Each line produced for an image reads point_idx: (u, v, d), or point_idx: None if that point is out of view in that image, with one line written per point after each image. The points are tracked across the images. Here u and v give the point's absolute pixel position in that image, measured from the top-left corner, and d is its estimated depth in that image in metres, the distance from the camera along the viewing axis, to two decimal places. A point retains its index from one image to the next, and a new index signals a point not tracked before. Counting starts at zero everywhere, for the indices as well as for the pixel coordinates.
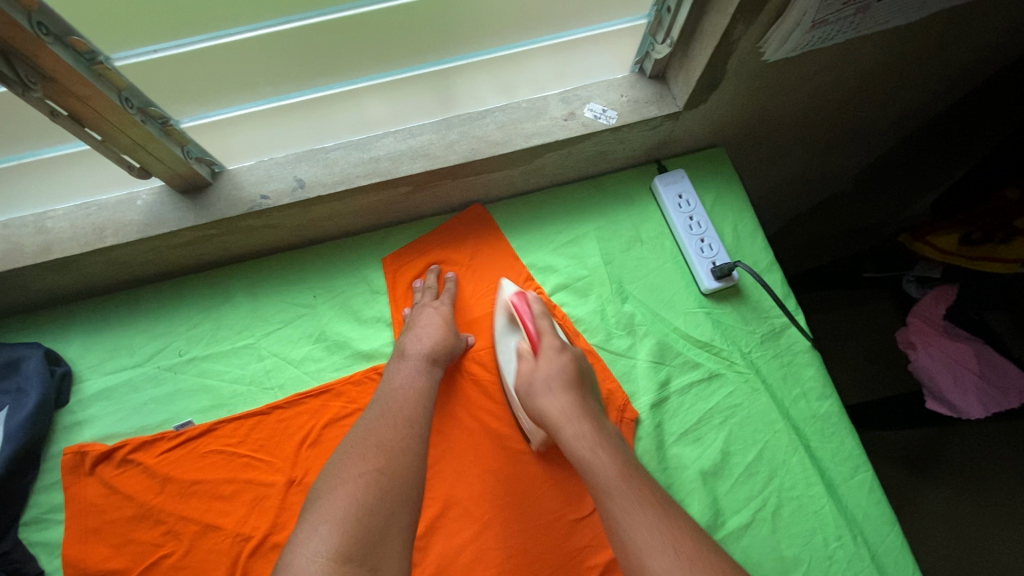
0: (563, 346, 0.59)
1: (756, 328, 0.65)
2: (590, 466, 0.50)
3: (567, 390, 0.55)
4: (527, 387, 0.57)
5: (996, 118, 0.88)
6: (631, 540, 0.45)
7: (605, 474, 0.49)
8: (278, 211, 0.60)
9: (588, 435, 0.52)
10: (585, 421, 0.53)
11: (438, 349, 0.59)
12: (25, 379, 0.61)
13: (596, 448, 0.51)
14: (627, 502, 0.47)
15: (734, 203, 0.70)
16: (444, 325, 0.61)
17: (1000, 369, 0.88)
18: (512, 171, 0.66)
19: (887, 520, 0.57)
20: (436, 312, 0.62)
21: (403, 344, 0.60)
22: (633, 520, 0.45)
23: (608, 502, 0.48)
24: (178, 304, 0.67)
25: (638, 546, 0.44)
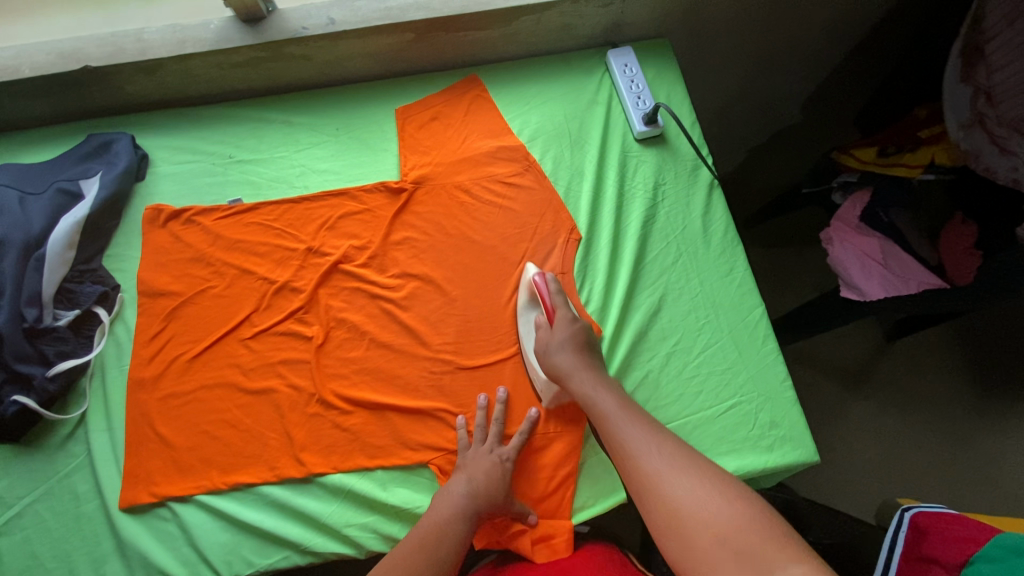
0: (575, 316, 0.70)
1: (674, 165, 0.84)
2: (598, 400, 0.65)
3: (576, 351, 0.68)
4: (545, 347, 0.70)
5: (904, 42, 1.08)
6: (628, 443, 0.60)
7: (608, 408, 0.64)
8: (313, 40, 0.80)
9: (592, 377, 0.66)
10: (591, 369, 0.67)
11: (483, 499, 0.64)
12: (116, 153, 0.81)
13: (599, 388, 0.66)
14: (629, 423, 0.62)
15: (671, 77, 0.89)
16: (498, 481, 0.65)
17: (901, 260, 1.01)
18: (494, 33, 0.85)
19: (754, 298, 0.77)
20: (495, 466, 0.66)
21: (450, 493, 0.64)
22: (633, 439, 0.60)
23: (614, 426, 0.62)
24: (228, 119, 0.86)
25: (633, 450, 0.59)
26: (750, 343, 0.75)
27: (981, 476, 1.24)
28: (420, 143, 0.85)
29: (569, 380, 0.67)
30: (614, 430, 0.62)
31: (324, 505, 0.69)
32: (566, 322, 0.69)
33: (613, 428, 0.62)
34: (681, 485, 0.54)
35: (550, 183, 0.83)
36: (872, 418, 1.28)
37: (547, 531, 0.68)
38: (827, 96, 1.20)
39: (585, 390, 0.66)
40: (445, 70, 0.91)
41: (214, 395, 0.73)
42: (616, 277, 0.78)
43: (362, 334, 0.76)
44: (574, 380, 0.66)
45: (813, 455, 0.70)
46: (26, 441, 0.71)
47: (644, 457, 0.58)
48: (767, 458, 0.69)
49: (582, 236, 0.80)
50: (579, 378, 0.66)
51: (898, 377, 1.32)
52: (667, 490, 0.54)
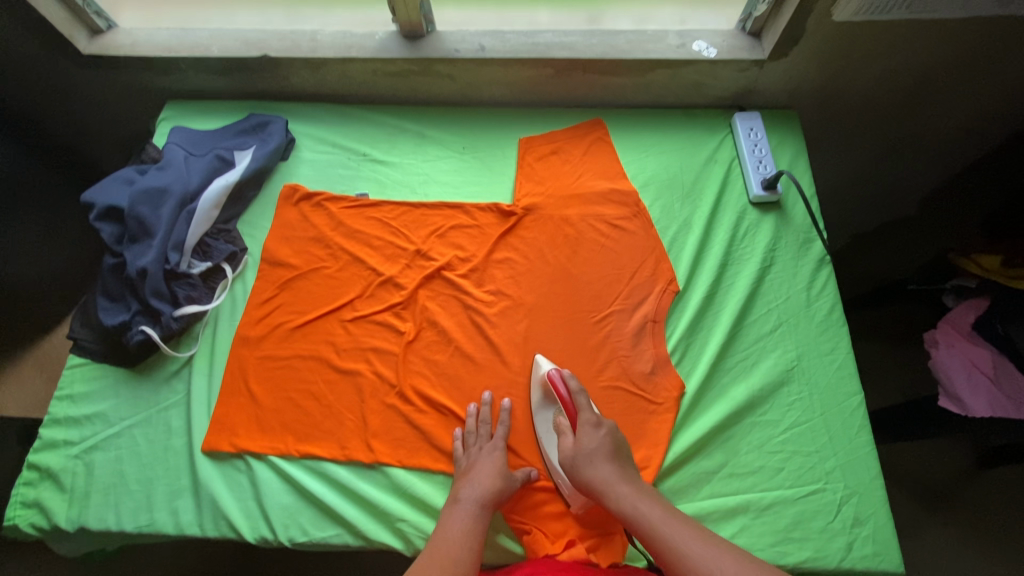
0: (599, 422, 0.67)
1: (788, 234, 0.83)
2: (640, 512, 0.59)
3: (609, 461, 0.64)
4: (572, 457, 0.65)
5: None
6: (667, 537, 0.56)
7: (630, 498, 0.60)
8: (462, 61, 0.87)
9: (628, 486, 0.62)
10: (627, 483, 0.62)
11: (488, 497, 0.64)
12: (270, 133, 0.90)
13: (625, 484, 0.62)
14: (655, 511, 0.58)
15: (795, 148, 0.88)
16: (497, 466, 0.67)
17: (1013, 378, 0.93)
18: (627, 81, 0.89)
19: (853, 387, 0.73)
20: (490, 464, 0.67)
21: (459, 486, 0.66)
22: (669, 526, 0.57)
23: (664, 538, 0.56)
24: (369, 121, 0.94)
25: (668, 539, 0.55)
26: (841, 431, 0.71)
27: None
28: (537, 173, 0.89)
29: (608, 496, 0.61)
30: (666, 543, 0.55)
31: (384, 494, 0.70)
32: (589, 432, 0.66)
33: (636, 523, 0.58)
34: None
35: (656, 231, 0.84)
36: (951, 549, 1.16)
37: (596, 541, 0.67)
38: (955, 192, 1.13)
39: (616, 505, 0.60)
40: (572, 108, 0.95)
41: (305, 366, 0.77)
42: (708, 334, 0.78)
43: (450, 339, 0.78)
44: (612, 491, 0.61)
45: (896, 568, 0.64)
46: (139, 369, 0.78)
47: (672, 541, 0.55)
48: (846, 556, 0.64)
49: (681, 286, 0.80)
50: (614, 493, 0.61)
51: (990, 512, 1.19)
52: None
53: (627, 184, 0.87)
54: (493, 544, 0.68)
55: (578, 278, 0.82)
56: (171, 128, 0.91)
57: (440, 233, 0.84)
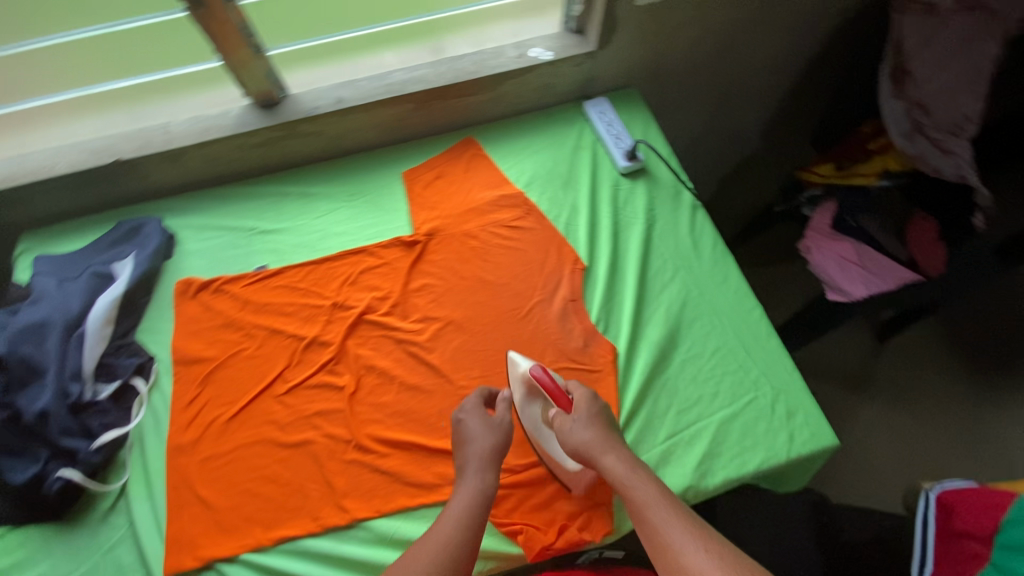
0: (593, 396, 0.70)
1: (660, 192, 0.93)
2: (634, 487, 0.60)
3: (603, 429, 0.66)
4: (568, 427, 0.67)
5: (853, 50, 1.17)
6: (667, 536, 0.55)
7: (638, 485, 0.60)
8: (325, 117, 0.89)
9: (624, 457, 0.63)
10: (618, 448, 0.64)
11: (496, 465, 0.66)
12: (147, 235, 0.87)
13: (629, 464, 0.62)
14: (661, 505, 0.58)
15: (644, 118, 0.99)
16: (504, 433, 0.68)
17: (874, 259, 1.11)
18: (484, 96, 0.96)
19: (751, 303, 0.83)
20: (494, 429, 0.68)
21: (459, 456, 0.67)
22: (671, 524, 0.56)
23: (653, 509, 0.58)
24: (248, 197, 0.93)
25: (668, 539, 0.55)
26: (754, 342, 0.80)
27: (994, 459, 1.33)
28: (428, 200, 0.93)
29: (597, 459, 0.63)
30: (664, 546, 0.55)
31: (372, 549, 0.69)
32: (584, 400, 0.69)
33: (641, 509, 0.58)
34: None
35: (550, 222, 0.91)
36: (881, 418, 1.38)
37: (585, 517, 0.70)
38: (783, 121, 1.32)
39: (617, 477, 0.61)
40: (442, 133, 1.00)
41: (253, 453, 0.74)
42: (621, 298, 0.85)
43: (391, 378, 0.78)
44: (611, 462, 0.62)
45: (832, 441, 0.73)
46: (68, 518, 0.71)
47: (674, 545, 0.55)
48: (790, 446, 0.73)
49: (586, 264, 0.87)
50: (605, 459, 0.63)
51: (897, 376, 1.44)
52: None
53: (513, 188, 0.94)
54: (490, 554, 0.68)
55: (495, 283, 0.86)
56: (33, 260, 0.85)
57: (352, 281, 0.85)
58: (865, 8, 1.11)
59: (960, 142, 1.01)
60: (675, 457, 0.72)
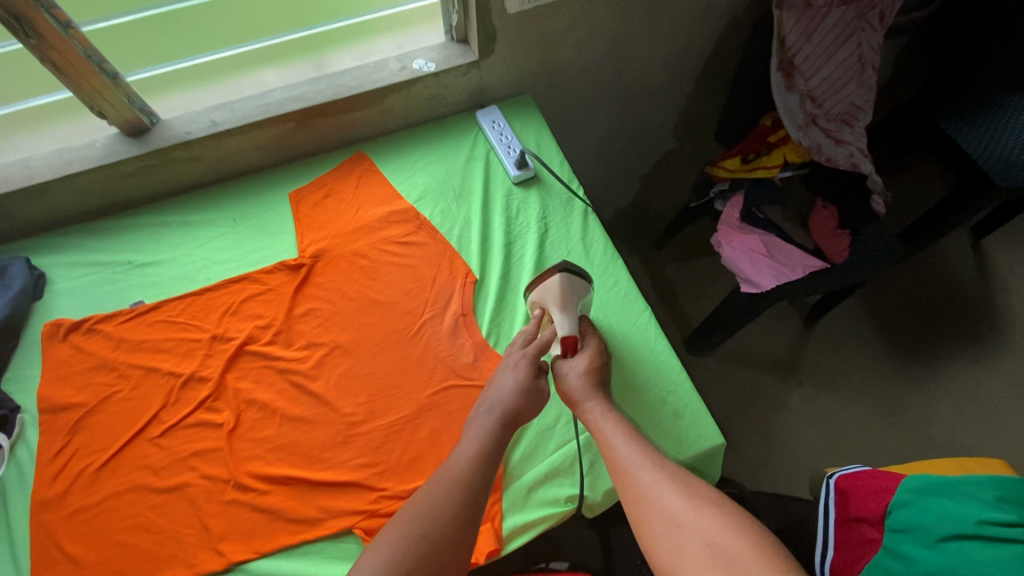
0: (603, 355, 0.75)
1: (551, 199, 0.92)
2: (604, 426, 0.67)
3: (596, 378, 0.72)
4: (569, 372, 0.73)
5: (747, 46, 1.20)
6: (625, 463, 0.63)
7: (603, 421, 0.67)
8: (198, 141, 0.86)
9: (599, 400, 0.70)
10: (596, 392, 0.70)
11: (509, 411, 0.68)
12: (11, 277, 0.82)
13: (600, 404, 0.69)
14: (622, 435, 0.66)
15: (536, 125, 0.99)
16: (525, 377, 0.71)
17: (781, 249, 1.13)
18: (369, 111, 0.94)
19: (640, 306, 0.83)
20: (514, 371, 0.71)
21: (483, 401, 0.70)
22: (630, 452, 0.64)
23: (614, 442, 0.65)
24: (126, 229, 0.89)
25: (626, 465, 0.63)
26: (643, 345, 0.80)
27: (912, 431, 1.40)
28: (316, 220, 0.90)
29: (580, 403, 0.70)
30: (624, 470, 0.63)
31: None
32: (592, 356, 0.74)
33: (604, 442, 0.66)
34: (665, 491, 0.60)
35: (442, 236, 0.89)
36: (810, 402, 1.44)
37: None
38: (692, 118, 1.34)
39: (590, 415, 0.69)
40: (332, 150, 0.98)
41: (125, 501, 0.70)
42: (513, 308, 0.84)
43: (274, 410, 0.76)
44: (591, 406, 0.69)
45: (718, 439, 0.73)
46: None
47: (635, 470, 0.62)
48: (679, 449, 0.72)
49: (477, 277, 0.86)
50: (585, 403, 0.70)
51: (821, 359, 1.50)
52: (669, 511, 0.58)
53: (404, 202, 0.92)
54: None
55: (385, 302, 0.84)
56: None
57: (235, 311, 0.82)
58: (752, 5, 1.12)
59: (855, 131, 1.08)
60: (564, 467, 0.72)
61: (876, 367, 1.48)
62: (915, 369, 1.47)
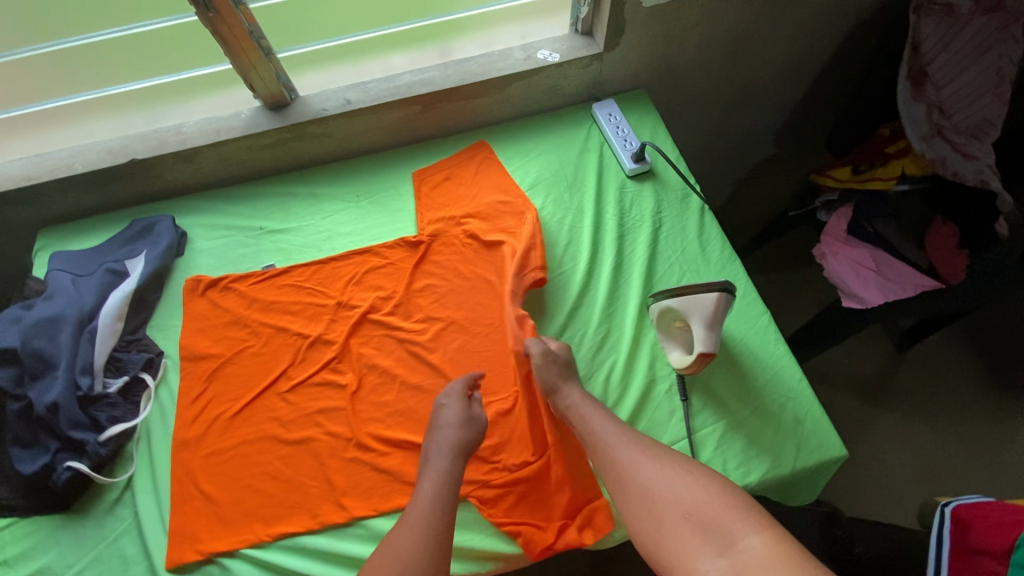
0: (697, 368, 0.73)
1: (665, 194, 0.92)
2: (582, 409, 0.70)
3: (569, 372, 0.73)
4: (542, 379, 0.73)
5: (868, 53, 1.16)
6: (603, 440, 0.66)
7: (579, 403, 0.70)
8: (333, 118, 0.90)
9: (574, 388, 0.71)
10: (572, 385, 0.72)
11: (459, 446, 0.67)
12: (159, 233, 0.89)
13: (576, 392, 0.71)
14: (598, 418, 0.68)
15: (651, 120, 0.98)
16: (461, 411, 0.69)
17: (891, 265, 1.09)
18: (490, 99, 0.96)
19: (758, 307, 0.81)
20: (447, 408, 0.70)
21: (430, 444, 0.68)
22: (606, 432, 0.66)
23: (591, 425, 0.68)
24: (258, 197, 0.95)
25: (603, 441, 0.66)
26: (761, 347, 0.78)
27: (1014, 472, 1.31)
28: (433, 201, 0.93)
29: (556, 394, 0.72)
30: (600, 449, 0.65)
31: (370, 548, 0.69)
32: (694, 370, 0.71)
33: (581, 424, 0.69)
34: (642, 463, 0.62)
35: (555, 223, 0.90)
36: (899, 430, 1.37)
37: (586, 516, 0.69)
38: (797, 125, 1.30)
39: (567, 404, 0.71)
40: (449, 135, 1.01)
41: (255, 448, 0.75)
42: (624, 298, 0.84)
43: (393, 377, 0.79)
44: (564, 392, 0.71)
45: (840, 451, 0.71)
46: (75, 509, 0.72)
47: (612, 444, 0.65)
48: (799, 456, 0.70)
49: (589, 265, 0.86)
50: (559, 392, 0.71)
51: (915, 386, 1.42)
52: (643, 478, 0.61)
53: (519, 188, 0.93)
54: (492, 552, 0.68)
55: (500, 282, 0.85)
56: (51, 256, 0.87)
57: (357, 281, 0.86)
58: (881, 10, 1.08)
59: (984, 146, 1.00)
60: None
61: (975, 400, 1.39)
62: (1021, 407, 1.37)
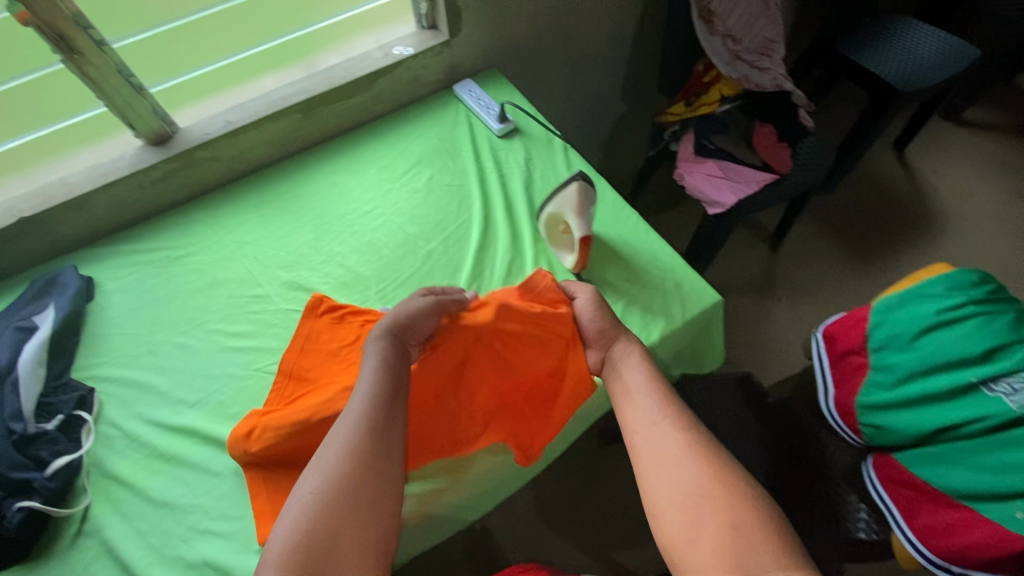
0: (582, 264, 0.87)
1: (532, 142, 1.06)
2: (635, 389, 0.69)
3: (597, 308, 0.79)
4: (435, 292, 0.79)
5: None
6: (653, 431, 0.64)
7: (635, 386, 0.69)
8: (218, 140, 0.97)
9: (634, 363, 0.72)
10: (633, 365, 0.72)
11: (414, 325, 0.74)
12: (64, 283, 0.90)
13: (635, 373, 0.71)
14: (649, 409, 0.66)
15: (507, 88, 1.13)
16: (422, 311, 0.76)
17: (735, 170, 1.32)
18: (362, 98, 1.06)
19: (626, 208, 0.96)
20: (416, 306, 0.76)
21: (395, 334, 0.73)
22: (656, 426, 0.64)
23: (646, 412, 0.66)
24: (160, 231, 0.98)
25: (652, 434, 0.63)
26: (637, 237, 0.93)
27: None
28: (332, 195, 1.01)
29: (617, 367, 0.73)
30: (647, 436, 0.63)
31: None
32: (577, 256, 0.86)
33: (638, 407, 0.67)
34: (687, 467, 0.58)
35: (444, 185, 1.01)
36: (789, 313, 1.59)
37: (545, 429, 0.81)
38: (634, 81, 1.52)
39: (626, 385, 0.70)
40: (333, 139, 1.09)
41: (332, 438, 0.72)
42: (518, 230, 0.95)
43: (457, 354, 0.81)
44: (619, 349, 0.74)
45: (714, 297, 0.86)
46: (34, 554, 0.71)
47: (659, 438, 0.63)
48: (685, 309, 0.85)
49: (482, 210, 0.97)
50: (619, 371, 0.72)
51: (791, 276, 1.66)
52: (686, 478, 0.58)
53: (406, 165, 1.03)
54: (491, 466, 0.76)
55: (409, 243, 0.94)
56: None
57: (276, 278, 0.92)
58: None
59: (773, 60, 1.29)
60: None
61: (837, 274, 1.66)
62: (871, 270, 1.66)
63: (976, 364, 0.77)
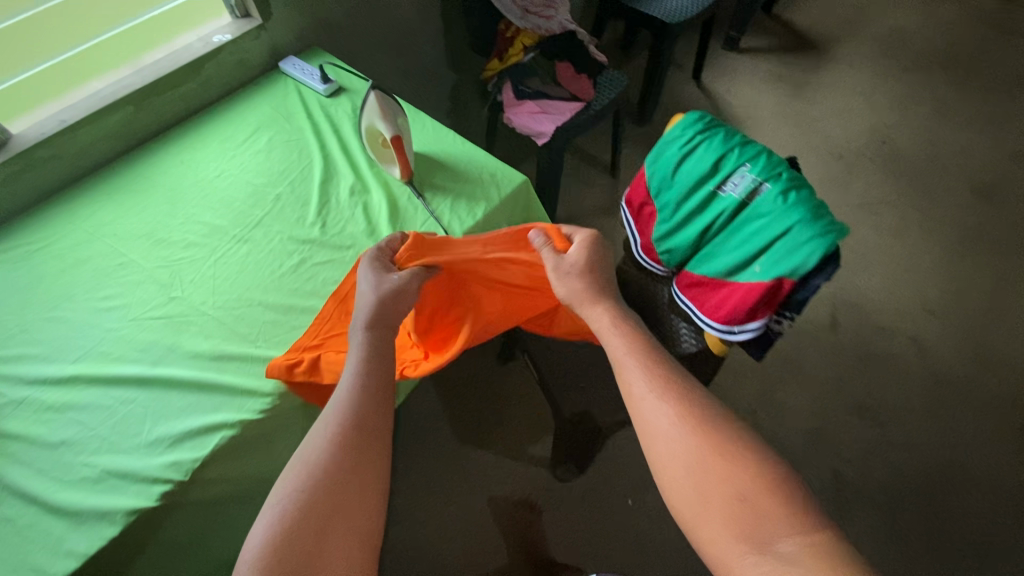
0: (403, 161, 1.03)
1: (355, 95, 1.23)
2: (610, 343, 0.70)
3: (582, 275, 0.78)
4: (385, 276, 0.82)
5: None
6: (635, 391, 0.64)
7: (618, 348, 0.70)
8: (56, 137, 1.05)
9: (610, 321, 0.73)
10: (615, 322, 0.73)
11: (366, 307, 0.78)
12: None
13: (612, 328, 0.72)
14: (634, 369, 0.66)
15: (328, 59, 1.30)
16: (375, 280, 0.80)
17: (549, 105, 1.57)
18: (193, 84, 1.18)
19: (441, 130, 1.15)
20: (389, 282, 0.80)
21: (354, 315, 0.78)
22: (642, 390, 0.64)
23: (628, 372, 0.67)
24: (13, 232, 1.03)
25: (636, 392, 0.64)
26: (453, 148, 1.12)
27: None
28: (180, 170, 1.11)
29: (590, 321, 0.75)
30: (629, 396, 0.65)
31: (240, 378, 0.84)
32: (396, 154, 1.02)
33: (621, 365, 0.68)
34: (669, 424, 0.60)
35: (283, 141, 1.14)
36: None
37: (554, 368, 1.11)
38: (454, 51, 1.75)
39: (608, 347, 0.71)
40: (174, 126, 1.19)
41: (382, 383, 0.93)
42: (353, 162, 1.11)
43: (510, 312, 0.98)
44: (594, 315, 0.75)
45: (520, 176, 1.07)
46: None
47: (641, 398, 0.64)
48: (497, 190, 1.05)
49: (320, 153, 1.12)
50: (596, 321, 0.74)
51: None
52: (671, 439, 0.59)
53: (246, 133, 1.16)
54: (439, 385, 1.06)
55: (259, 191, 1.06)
56: None
57: (138, 245, 1.00)
58: None
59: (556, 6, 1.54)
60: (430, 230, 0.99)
61: None
62: None
63: (709, 173, 1.02)
